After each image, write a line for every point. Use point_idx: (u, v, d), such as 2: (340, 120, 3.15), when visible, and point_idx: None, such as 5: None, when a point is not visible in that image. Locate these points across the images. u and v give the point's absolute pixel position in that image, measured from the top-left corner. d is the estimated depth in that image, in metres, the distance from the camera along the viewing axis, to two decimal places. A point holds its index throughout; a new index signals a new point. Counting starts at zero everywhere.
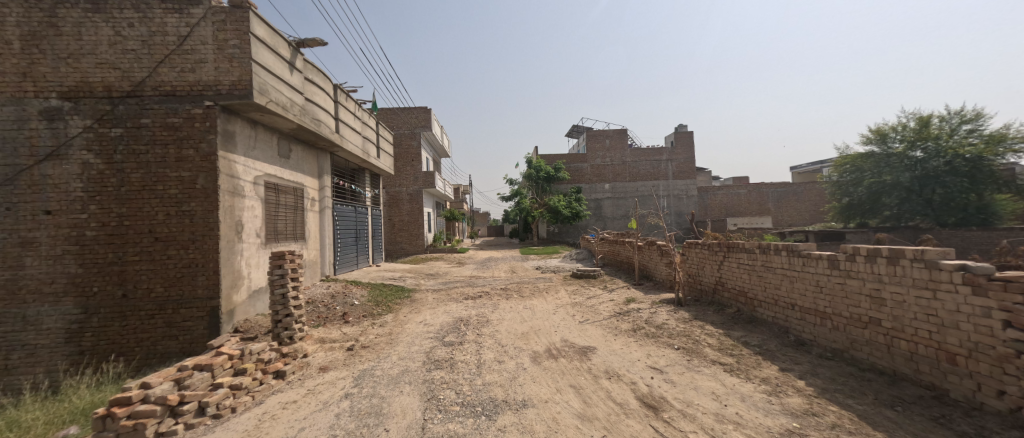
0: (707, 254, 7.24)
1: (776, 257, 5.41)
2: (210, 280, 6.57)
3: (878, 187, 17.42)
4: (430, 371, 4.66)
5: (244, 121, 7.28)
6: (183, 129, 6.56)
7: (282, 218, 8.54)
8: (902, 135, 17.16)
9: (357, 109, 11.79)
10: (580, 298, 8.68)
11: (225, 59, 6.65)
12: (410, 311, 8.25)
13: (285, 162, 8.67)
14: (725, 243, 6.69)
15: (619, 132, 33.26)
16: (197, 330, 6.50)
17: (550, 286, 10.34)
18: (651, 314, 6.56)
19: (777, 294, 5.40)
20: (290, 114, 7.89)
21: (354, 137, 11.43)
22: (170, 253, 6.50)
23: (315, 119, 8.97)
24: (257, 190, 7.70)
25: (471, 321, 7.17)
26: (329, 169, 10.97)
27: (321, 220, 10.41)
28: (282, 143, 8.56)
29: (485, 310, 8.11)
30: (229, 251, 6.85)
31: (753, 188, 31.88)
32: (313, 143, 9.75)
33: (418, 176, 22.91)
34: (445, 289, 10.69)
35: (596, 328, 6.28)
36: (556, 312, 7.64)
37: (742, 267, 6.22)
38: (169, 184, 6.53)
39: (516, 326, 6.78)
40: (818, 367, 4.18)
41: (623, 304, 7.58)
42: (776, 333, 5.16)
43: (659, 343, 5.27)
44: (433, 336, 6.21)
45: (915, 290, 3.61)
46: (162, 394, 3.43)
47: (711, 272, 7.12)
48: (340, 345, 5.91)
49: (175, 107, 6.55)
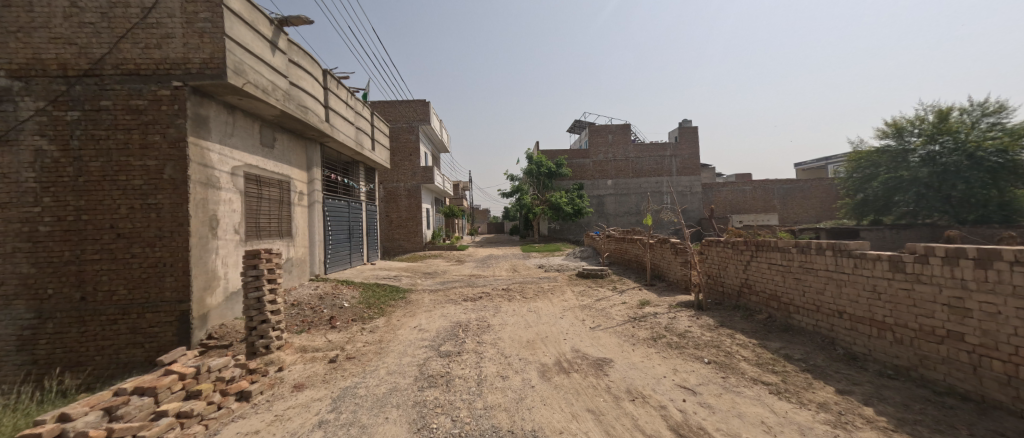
0: (730, 253, 6.57)
1: (820, 258, 4.73)
2: (179, 281, 5.88)
3: (895, 182, 16.78)
4: (422, 390, 4.00)
5: (219, 106, 6.58)
6: (148, 113, 5.86)
7: (265, 213, 7.86)
8: (921, 129, 16.32)
9: (349, 97, 11.07)
10: (589, 301, 8.00)
11: (195, 34, 5.95)
12: (405, 314, 7.58)
13: (268, 152, 7.98)
14: (752, 241, 6.01)
15: (621, 127, 32.48)
16: (164, 337, 5.83)
17: (555, 287, 9.68)
18: (671, 320, 5.91)
19: (819, 300, 4.73)
20: (273, 98, 7.19)
21: (346, 128, 10.74)
22: (135, 251, 5.83)
23: (302, 106, 8.28)
24: (236, 181, 7.01)
25: (471, 326, 6.50)
26: (319, 161, 10.27)
27: (310, 216, 9.74)
28: (265, 132, 7.86)
29: (485, 313, 7.43)
30: (202, 249, 6.18)
31: (758, 184, 31.18)
32: (300, 132, 9.05)
33: (416, 171, 22.20)
34: (442, 289, 10.01)
35: (610, 336, 5.62)
36: (564, 317, 6.97)
37: (774, 268, 5.54)
38: (133, 174, 5.84)
39: (521, 333, 6.11)
40: (883, 389, 3.51)
41: (637, 308, 6.91)
42: (821, 345, 4.49)
43: (685, 355, 4.60)
44: (428, 345, 5.53)
45: (1015, 301, 2.94)
46: (84, 428, 2.75)
47: (735, 273, 6.44)
48: (323, 355, 5.24)
49: (139, 88, 5.86)
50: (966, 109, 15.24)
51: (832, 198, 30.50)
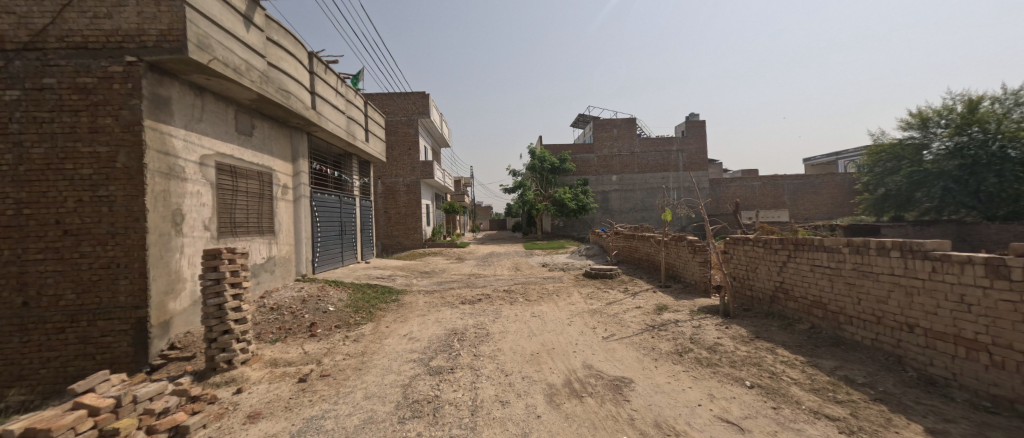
0: (761, 253, 5.81)
1: (883, 260, 3.95)
2: (135, 285, 5.17)
3: (920, 176, 15.90)
4: (403, 422, 3.26)
5: (183, 86, 5.83)
6: (97, 92, 5.12)
7: (241, 207, 7.13)
8: (948, 120, 15.39)
9: (339, 84, 10.32)
10: (599, 305, 7.24)
11: (151, 2, 5.21)
12: (395, 320, 6.82)
13: (245, 140, 7.24)
14: (790, 239, 5.22)
15: (626, 121, 31.59)
16: (118, 348, 5.10)
17: (560, 288, 8.93)
18: (698, 330, 5.12)
19: (882, 310, 3.96)
20: (247, 79, 6.44)
21: (336, 117, 10.00)
22: (84, 250, 5.11)
23: (283, 90, 7.53)
24: (206, 172, 6.29)
25: (467, 335, 5.77)
26: (307, 152, 9.55)
27: (296, 211, 9.02)
28: (241, 118, 7.13)
29: (484, 319, 6.70)
30: (163, 248, 5.46)
31: (768, 180, 30.23)
32: (283, 120, 8.31)
33: (415, 166, 21.45)
34: (439, 291, 9.25)
35: (626, 348, 4.88)
36: (572, 324, 6.21)
37: (819, 271, 4.75)
38: (81, 162, 5.11)
39: (524, 344, 5.34)
40: (989, 429, 2.73)
41: (655, 314, 6.13)
42: (887, 365, 3.71)
43: (722, 377, 3.83)
44: (416, 360, 4.77)
45: None
46: None
47: (768, 275, 5.66)
48: (294, 373, 4.49)
49: (87, 64, 5.12)
50: (998, 98, 14.30)
51: (845, 194, 29.51)
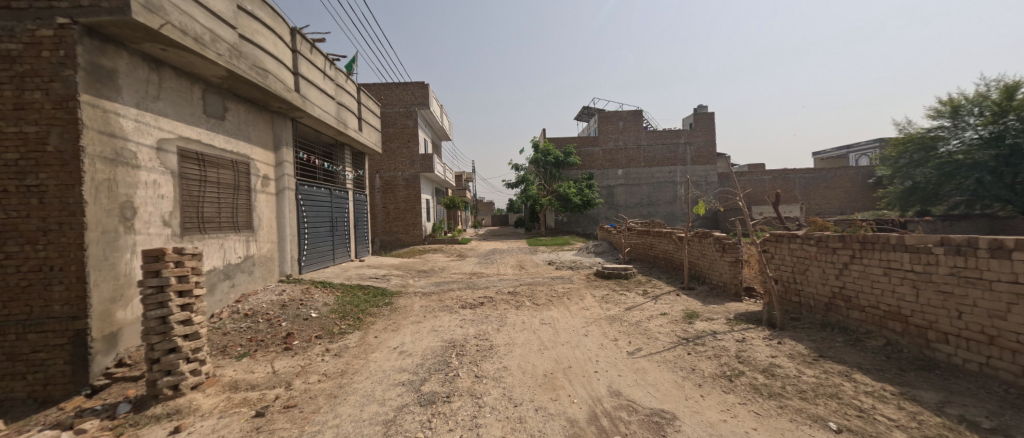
0: (813, 253, 4.94)
1: (999, 263, 3.09)
2: (72, 292, 4.30)
3: (951, 167, 14.93)
4: None
5: (133, 57, 4.97)
6: (23, 61, 4.20)
7: (210, 199, 6.29)
8: (982, 107, 14.38)
9: (327, 66, 9.43)
10: (617, 311, 6.37)
11: None
12: (385, 328, 5.97)
13: (215, 123, 6.37)
14: (855, 236, 4.36)
15: (632, 113, 30.47)
16: (52, 367, 4.24)
17: (571, 289, 8.08)
18: (745, 346, 4.24)
19: (999, 328, 3.08)
20: (212, 51, 5.57)
21: (324, 102, 9.14)
22: (9, 251, 4.21)
23: (259, 67, 6.66)
24: (165, 158, 5.45)
25: (468, 348, 4.95)
26: (291, 140, 8.67)
27: (279, 205, 8.19)
28: (210, 99, 6.28)
29: (488, 327, 5.86)
30: (107, 248, 4.60)
31: (779, 174, 29.17)
32: (261, 102, 7.44)
33: (415, 159, 20.56)
34: (437, 293, 8.39)
35: (659, 368, 4.04)
36: (589, 334, 5.34)
37: (898, 277, 3.89)
38: (4, 144, 4.19)
39: (534, 361, 4.49)
40: None
41: (686, 324, 5.26)
42: (1010, 400, 2.85)
43: (795, 416, 2.96)
44: (405, 383, 3.92)
45: None
46: None
47: (822, 279, 4.80)
48: (253, 403, 3.65)
49: (10, 27, 4.20)
50: None
51: (858, 188, 28.48)
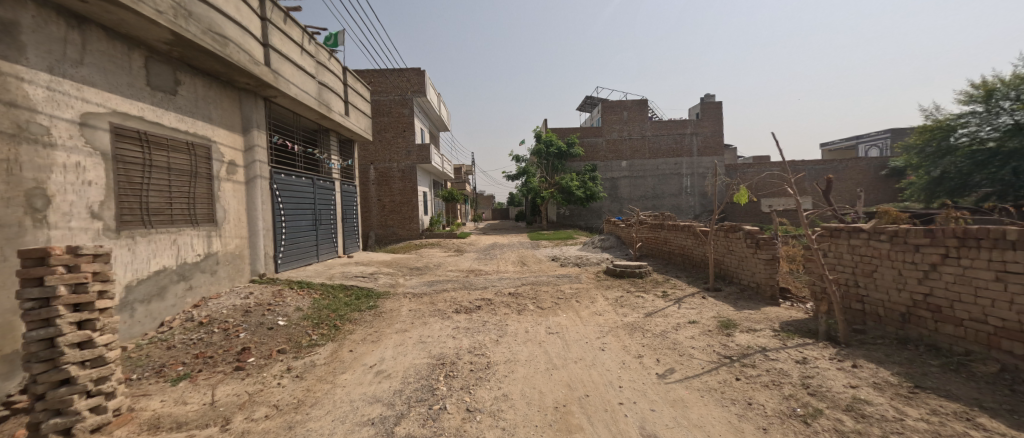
0: (884, 251, 4.02)
1: None
2: None
3: (984, 156, 13.90)
4: None
5: (43, 9, 4.00)
6: None
7: (158, 187, 5.35)
8: (1020, 91, 13.31)
9: (305, 40, 8.44)
10: (636, 317, 5.46)
11: None
12: (364, 340, 5.07)
13: (162, 98, 5.41)
14: (949, 230, 3.44)
15: (637, 103, 29.18)
16: None
17: (580, 290, 7.18)
18: (810, 371, 3.33)
19: None
20: (150, 7, 4.57)
21: (302, 81, 8.17)
22: None
23: (216, 31, 5.68)
24: (94, 137, 4.50)
25: (460, 366, 4.07)
26: (264, 122, 7.71)
27: (249, 195, 7.27)
28: (156, 69, 5.31)
29: (485, 338, 4.94)
30: (7, 245, 3.65)
31: (789, 166, 28.12)
32: (225, 76, 6.46)
33: (411, 150, 19.59)
34: (428, 294, 7.45)
35: (702, 401, 3.12)
36: (607, 349, 4.42)
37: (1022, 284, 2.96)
38: None
39: (541, 386, 3.58)
40: None
41: (723, 336, 4.34)
42: None
43: None
44: (375, 423, 3.02)
45: None
46: None
47: (896, 283, 3.90)
48: None
49: None
50: None
51: (870, 180, 27.49)
